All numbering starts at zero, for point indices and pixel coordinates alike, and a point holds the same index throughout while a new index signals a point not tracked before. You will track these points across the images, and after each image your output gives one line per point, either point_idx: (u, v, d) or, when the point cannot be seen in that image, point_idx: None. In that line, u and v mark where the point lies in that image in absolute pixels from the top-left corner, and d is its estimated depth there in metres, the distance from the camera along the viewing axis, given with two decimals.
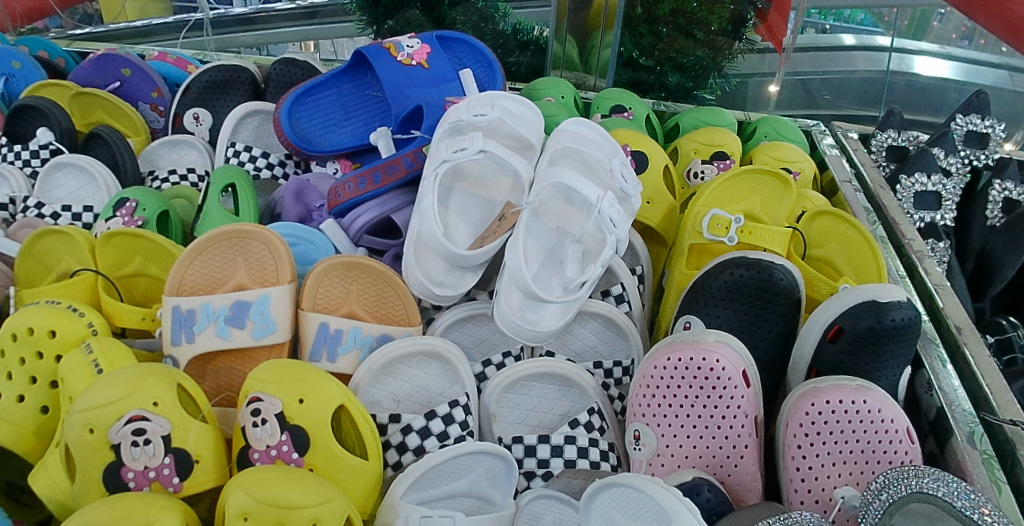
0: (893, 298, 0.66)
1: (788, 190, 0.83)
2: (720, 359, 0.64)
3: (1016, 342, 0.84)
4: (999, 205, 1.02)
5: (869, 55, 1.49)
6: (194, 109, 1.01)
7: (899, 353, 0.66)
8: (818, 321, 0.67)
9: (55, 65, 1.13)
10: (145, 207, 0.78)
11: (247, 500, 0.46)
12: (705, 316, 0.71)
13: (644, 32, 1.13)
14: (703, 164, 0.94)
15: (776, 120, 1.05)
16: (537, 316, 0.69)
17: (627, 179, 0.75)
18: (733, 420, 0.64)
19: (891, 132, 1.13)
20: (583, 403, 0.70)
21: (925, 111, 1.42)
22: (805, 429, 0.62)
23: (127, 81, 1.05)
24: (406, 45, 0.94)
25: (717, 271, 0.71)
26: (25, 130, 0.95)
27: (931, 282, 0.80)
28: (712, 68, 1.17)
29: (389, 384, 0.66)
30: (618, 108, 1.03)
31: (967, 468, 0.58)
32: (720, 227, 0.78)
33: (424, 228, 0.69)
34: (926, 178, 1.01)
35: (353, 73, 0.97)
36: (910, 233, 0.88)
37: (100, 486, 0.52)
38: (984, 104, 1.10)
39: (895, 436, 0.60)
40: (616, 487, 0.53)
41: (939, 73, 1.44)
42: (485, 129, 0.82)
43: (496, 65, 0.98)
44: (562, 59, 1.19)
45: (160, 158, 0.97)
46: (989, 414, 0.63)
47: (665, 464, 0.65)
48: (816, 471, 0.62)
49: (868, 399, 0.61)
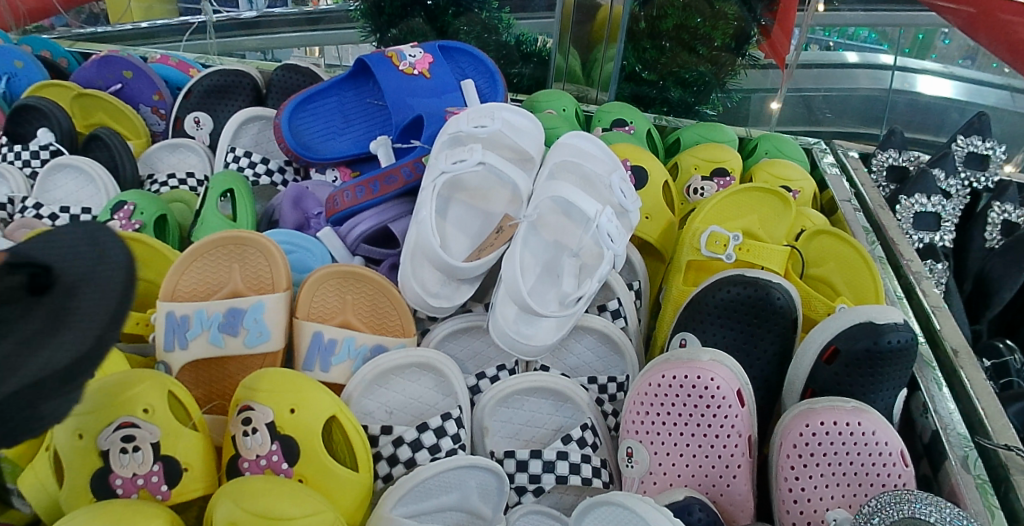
0: (890, 320, 0.65)
1: (787, 208, 0.83)
2: (715, 378, 0.63)
3: (1012, 366, 0.84)
4: (997, 227, 1.02)
5: (871, 73, 1.50)
6: (194, 113, 1.01)
7: (894, 376, 0.66)
8: (815, 341, 0.67)
9: (56, 65, 1.13)
10: (143, 211, 0.78)
11: (235, 511, 0.46)
12: (702, 333, 0.71)
13: (647, 46, 1.12)
14: (703, 181, 0.94)
15: (776, 137, 1.05)
16: (533, 330, 0.68)
17: (627, 195, 0.76)
18: (728, 439, 0.64)
19: (892, 152, 1.13)
20: (576, 418, 0.70)
21: (927, 130, 1.42)
22: (799, 450, 0.62)
23: (128, 83, 1.05)
24: (408, 55, 0.95)
25: (714, 288, 0.71)
26: (25, 129, 0.95)
27: (929, 304, 0.80)
28: (715, 83, 1.17)
29: (382, 395, 0.66)
30: (619, 122, 1.03)
31: (960, 493, 0.58)
32: (718, 244, 0.78)
33: (421, 239, 0.69)
34: (926, 199, 1.01)
35: (354, 81, 0.98)
36: (909, 253, 0.88)
37: (87, 493, 0.52)
38: (985, 125, 1.10)
39: (889, 458, 0.60)
40: (606, 506, 0.53)
41: (940, 93, 1.45)
42: (486, 140, 0.82)
43: (499, 77, 0.98)
44: (564, 71, 1.19)
45: (159, 161, 0.97)
46: (983, 438, 0.63)
47: (657, 482, 0.64)
48: (809, 493, 0.61)
49: (862, 421, 0.61)
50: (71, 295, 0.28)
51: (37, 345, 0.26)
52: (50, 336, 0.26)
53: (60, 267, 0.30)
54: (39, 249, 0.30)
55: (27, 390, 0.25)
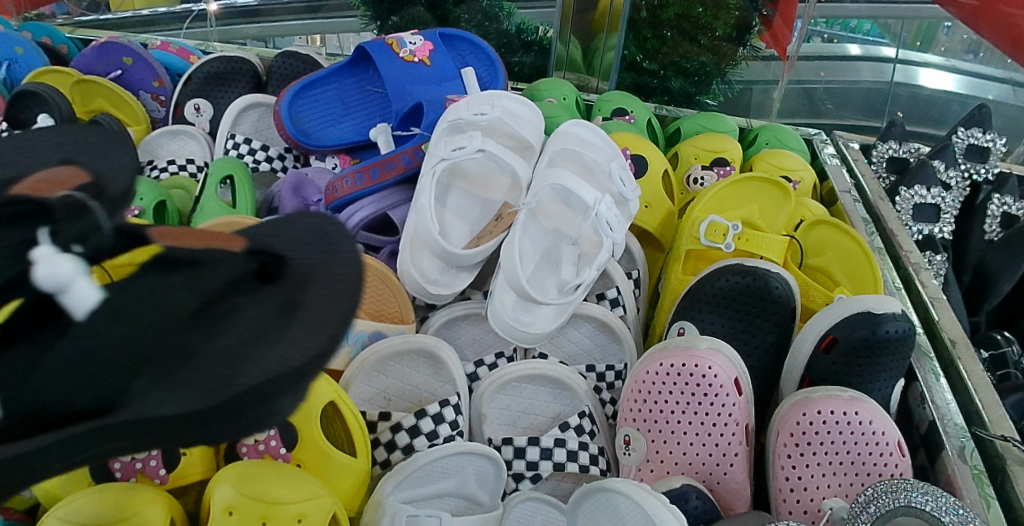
0: (887, 309, 0.65)
1: (786, 199, 0.82)
2: (713, 366, 0.64)
3: (1009, 357, 0.85)
4: (997, 219, 1.02)
5: (874, 66, 1.50)
6: (194, 100, 1.00)
7: (892, 366, 0.66)
8: (812, 330, 0.67)
9: (56, 52, 1.13)
10: (142, 197, 0.78)
11: (234, 495, 0.47)
12: (699, 322, 0.71)
13: (648, 36, 1.12)
14: (703, 170, 0.94)
15: (777, 128, 1.05)
16: (531, 318, 0.68)
17: (626, 183, 0.76)
18: (725, 428, 0.64)
19: (893, 143, 1.13)
20: (574, 406, 0.70)
21: (928, 123, 1.42)
22: (796, 438, 0.62)
23: (127, 70, 1.05)
24: (409, 42, 0.94)
25: (712, 278, 0.71)
26: (25, 116, 0.95)
27: (927, 294, 0.80)
28: (716, 73, 1.17)
29: (380, 382, 0.67)
30: (619, 111, 1.03)
31: (956, 483, 0.58)
32: (717, 233, 0.78)
33: (419, 227, 0.69)
34: (925, 191, 1.01)
35: (354, 69, 0.97)
36: (908, 244, 0.87)
37: (86, 476, 0.52)
38: (986, 117, 1.10)
39: (885, 448, 0.60)
40: (604, 492, 0.54)
41: (943, 86, 1.44)
42: (486, 128, 0.82)
43: (499, 65, 0.98)
44: (564, 59, 1.19)
45: (159, 148, 0.97)
46: (980, 429, 0.63)
47: (654, 470, 0.65)
48: (806, 481, 0.62)
49: (860, 411, 0.61)
50: (300, 291, 0.31)
51: (275, 338, 0.28)
52: (286, 331, 0.29)
53: (295, 259, 0.34)
54: (267, 238, 0.36)
55: (266, 382, 0.26)
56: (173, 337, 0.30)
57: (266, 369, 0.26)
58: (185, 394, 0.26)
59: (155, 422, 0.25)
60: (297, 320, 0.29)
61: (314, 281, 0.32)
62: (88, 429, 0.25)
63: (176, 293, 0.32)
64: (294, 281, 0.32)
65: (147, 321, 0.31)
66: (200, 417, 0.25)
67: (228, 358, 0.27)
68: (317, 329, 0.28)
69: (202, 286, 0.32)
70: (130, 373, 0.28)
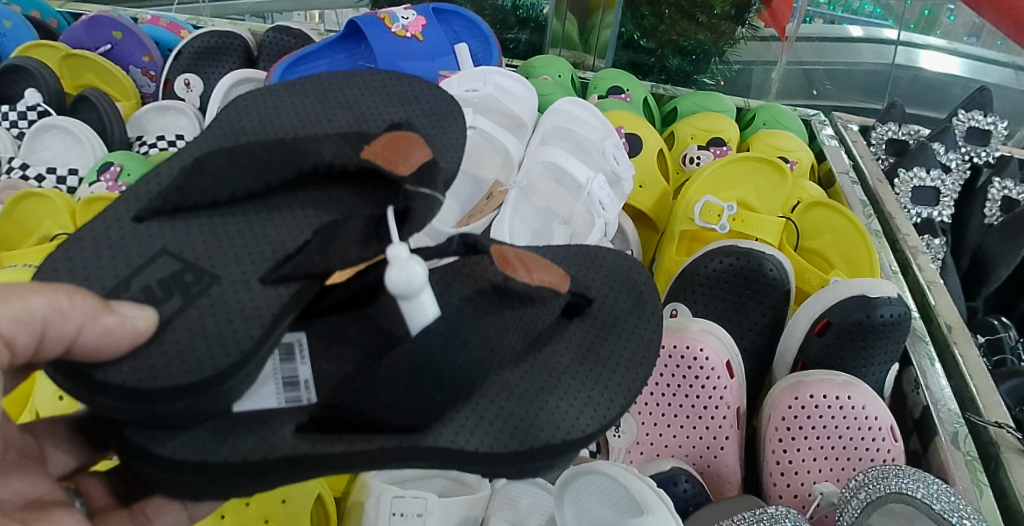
0: (883, 293, 0.64)
1: (783, 180, 0.81)
2: (704, 348, 0.63)
3: (1005, 342, 0.84)
4: (997, 203, 1.00)
5: (875, 47, 1.45)
6: (185, 75, 0.98)
7: (887, 350, 0.65)
8: (807, 313, 0.66)
9: (46, 26, 1.10)
10: (129, 173, 0.78)
11: None
12: (691, 304, 0.70)
13: (646, 13, 1.09)
14: (699, 150, 0.92)
15: (776, 107, 1.03)
16: None
17: (620, 161, 0.74)
18: (716, 410, 0.63)
19: (892, 125, 1.11)
20: None
21: (927, 106, 1.40)
22: (788, 422, 0.61)
23: (117, 44, 1.02)
24: (401, 17, 0.92)
25: (705, 259, 0.70)
26: (13, 91, 0.93)
27: (924, 279, 0.78)
28: (714, 52, 1.13)
29: None
30: (615, 89, 1.00)
31: (950, 470, 0.57)
32: (711, 214, 0.76)
33: None
34: (925, 173, 1.00)
35: (346, 43, 0.95)
36: (907, 228, 0.86)
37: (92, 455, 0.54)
38: (986, 101, 1.09)
39: (879, 433, 0.60)
40: (589, 475, 0.53)
41: (946, 68, 1.41)
42: (478, 106, 0.81)
43: (493, 41, 0.96)
44: (561, 37, 1.19)
45: (148, 124, 0.93)
46: (974, 415, 0.63)
47: (643, 452, 0.63)
48: (797, 466, 0.61)
49: (853, 396, 0.60)
50: (581, 360, 0.46)
51: (555, 396, 0.43)
52: (559, 394, 0.43)
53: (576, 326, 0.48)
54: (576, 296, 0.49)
55: (559, 442, 0.41)
56: (498, 377, 0.43)
57: (562, 432, 0.41)
58: (491, 436, 0.40)
59: (460, 453, 0.39)
60: (600, 379, 0.45)
61: (620, 333, 0.49)
62: (402, 445, 0.38)
63: (499, 324, 0.42)
64: (601, 328, 0.49)
65: (471, 357, 0.39)
66: (511, 455, 0.40)
67: (530, 404, 0.42)
68: (606, 405, 0.44)
69: (512, 337, 0.42)
70: (452, 402, 0.39)
